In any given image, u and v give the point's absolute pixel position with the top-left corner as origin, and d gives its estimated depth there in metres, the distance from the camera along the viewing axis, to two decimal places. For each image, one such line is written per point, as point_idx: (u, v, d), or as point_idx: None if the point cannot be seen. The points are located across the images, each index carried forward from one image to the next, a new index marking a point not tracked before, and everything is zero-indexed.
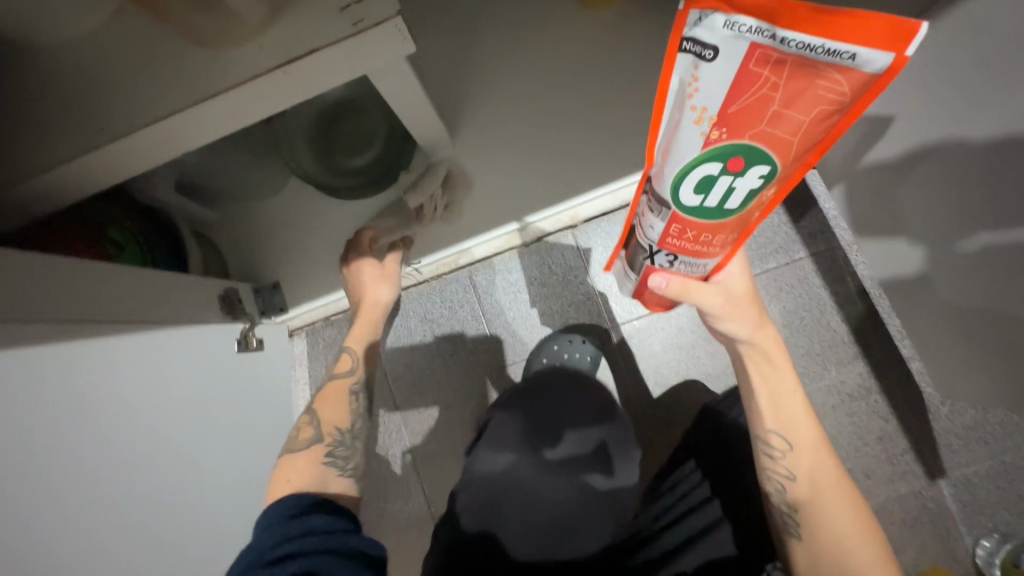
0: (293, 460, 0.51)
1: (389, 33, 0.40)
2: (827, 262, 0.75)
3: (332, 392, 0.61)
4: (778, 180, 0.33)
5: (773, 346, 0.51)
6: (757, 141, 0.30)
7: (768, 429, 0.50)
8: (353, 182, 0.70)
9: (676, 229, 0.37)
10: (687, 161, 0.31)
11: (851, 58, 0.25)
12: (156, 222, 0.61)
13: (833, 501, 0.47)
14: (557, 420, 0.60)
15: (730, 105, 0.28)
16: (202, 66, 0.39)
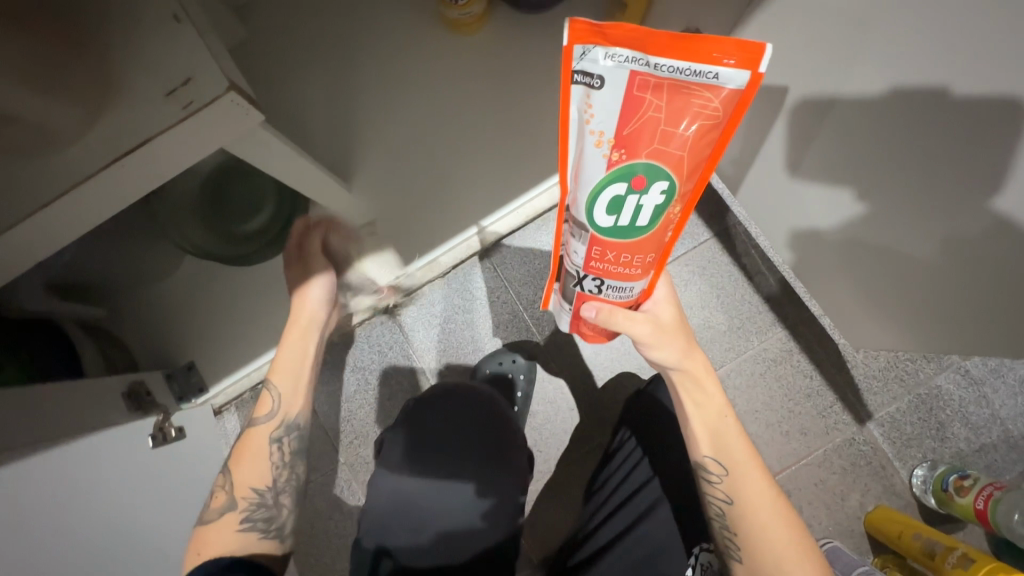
0: (213, 535, 0.45)
1: (227, 109, 0.39)
2: (731, 239, 0.78)
3: (250, 445, 0.51)
4: (681, 198, 0.33)
5: (705, 373, 0.47)
6: (656, 160, 0.31)
7: (704, 453, 0.46)
8: (250, 246, 0.68)
9: (596, 252, 0.36)
10: (595, 185, 0.33)
11: (714, 77, 0.28)
12: (38, 329, 0.57)
13: (774, 538, 0.42)
14: (465, 433, 0.59)
15: (625, 126, 0.30)
16: (28, 175, 0.37)
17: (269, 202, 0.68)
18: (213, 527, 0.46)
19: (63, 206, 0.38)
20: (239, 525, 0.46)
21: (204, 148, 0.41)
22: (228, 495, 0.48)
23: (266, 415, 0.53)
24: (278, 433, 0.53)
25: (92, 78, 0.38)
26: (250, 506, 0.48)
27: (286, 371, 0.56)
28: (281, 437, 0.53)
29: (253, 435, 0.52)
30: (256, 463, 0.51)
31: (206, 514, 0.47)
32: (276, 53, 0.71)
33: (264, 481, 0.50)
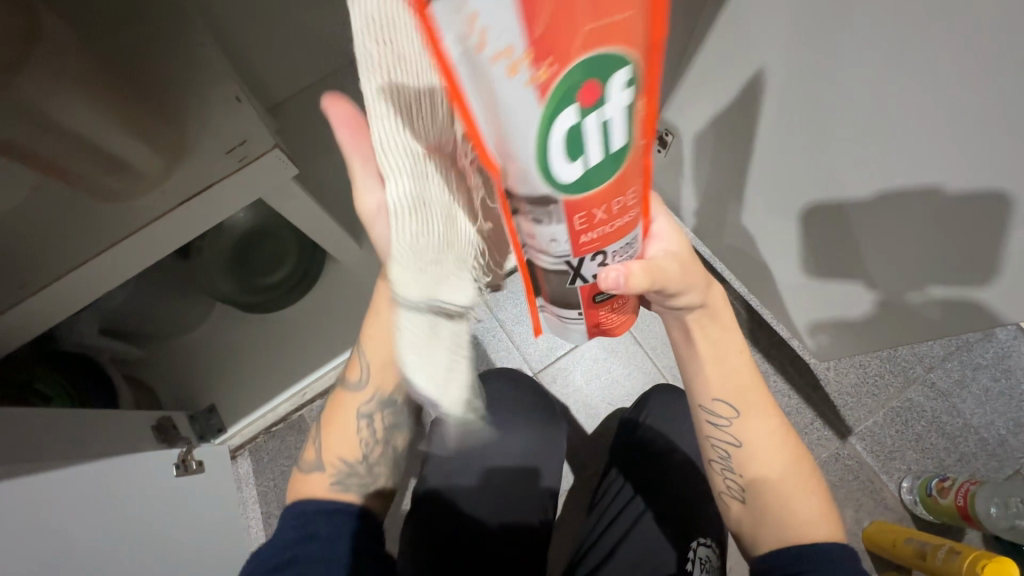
0: (303, 482, 0.50)
1: (268, 162, 0.50)
2: (700, 273, 0.87)
3: (337, 411, 0.51)
4: (653, 79, 0.22)
5: (722, 307, 0.46)
6: (604, 45, 0.18)
7: (713, 397, 0.47)
8: (270, 295, 0.77)
9: (583, 221, 0.26)
10: (536, 134, 0.20)
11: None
12: (83, 365, 0.65)
13: (772, 465, 0.47)
14: (516, 410, 0.64)
15: (536, 14, 0.17)
16: (116, 217, 0.48)
17: (292, 254, 0.78)
18: (307, 481, 0.50)
19: (139, 237, 0.48)
20: (329, 487, 0.49)
21: (249, 196, 0.52)
22: (319, 454, 0.51)
23: (354, 388, 0.49)
24: (368, 407, 0.50)
25: (169, 142, 0.48)
26: (338, 472, 0.50)
27: (380, 348, 0.47)
28: (370, 412, 0.50)
29: (341, 401, 0.50)
30: (346, 434, 0.50)
31: (305, 461, 0.52)
32: (296, 134, 0.84)
33: (355, 453, 0.50)
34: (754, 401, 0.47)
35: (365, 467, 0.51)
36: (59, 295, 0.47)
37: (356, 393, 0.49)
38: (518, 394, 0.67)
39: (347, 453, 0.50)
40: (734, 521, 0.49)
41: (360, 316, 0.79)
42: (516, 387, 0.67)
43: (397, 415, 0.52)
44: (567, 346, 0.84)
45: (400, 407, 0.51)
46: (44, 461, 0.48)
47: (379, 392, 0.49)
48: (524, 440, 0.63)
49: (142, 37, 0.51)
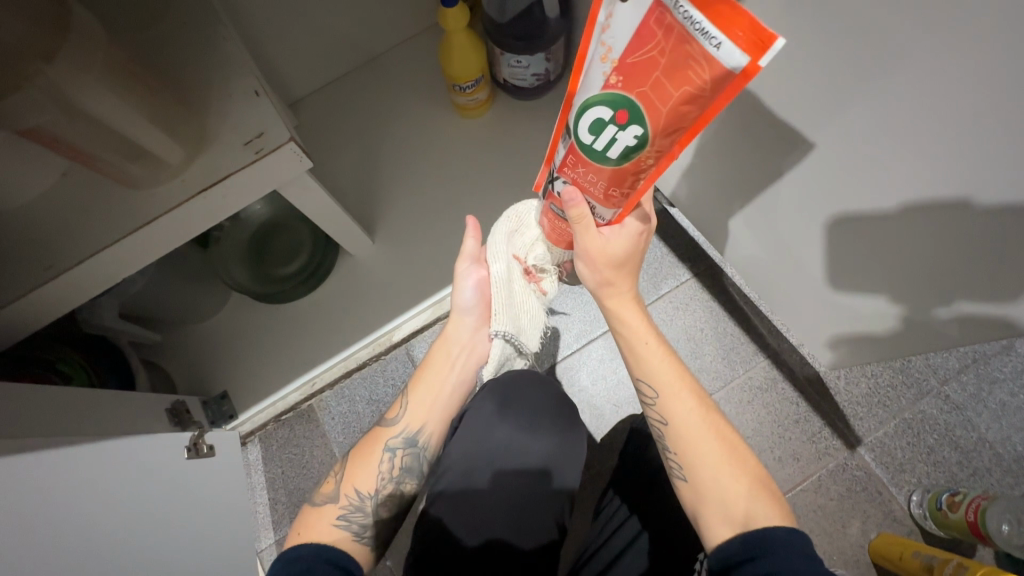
0: (311, 515, 0.53)
1: (282, 155, 0.51)
2: (710, 278, 0.86)
3: (368, 446, 0.58)
4: (655, 150, 0.36)
5: (626, 300, 0.52)
6: (641, 101, 0.34)
7: (638, 378, 0.52)
8: (283, 287, 0.80)
9: (572, 159, 0.41)
10: (589, 95, 0.36)
11: (717, 47, 0.29)
12: (102, 348, 0.67)
13: (702, 444, 0.48)
14: (538, 412, 0.63)
15: (630, 55, 0.33)
16: (138, 202, 0.50)
17: (306, 247, 0.81)
18: (318, 512, 0.53)
19: (159, 224, 0.50)
20: (334, 520, 0.52)
21: (263, 187, 0.53)
22: (336, 487, 0.55)
23: (392, 421, 0.59)
24: (395, 442, 0.58)
25: (193, 132, 0.50)
26: (348, 506, 0.53)
27: (425, 389, 0.61)
28: (394, 447, 0.58)
29: (373, 435, 0.59)
30: (368, 467, 0.57)
31: (319, 495, 0.55)
32: (313, 131, 0.86)
33: (369, 487, 0.55)
34: (670, 381, 0.50)
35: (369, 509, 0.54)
36: (81, 278, 0.49)
37: (390, 427, 0.59)
38: (538, 399, 0.64)
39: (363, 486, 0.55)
40: (685, 502, 0.48)
41: (371, 310, 0.81)
42: (540, 390, 0.65)
43: (411, 466, 0.59)
44: (574, 347, 0.85)
45: (419, 452, 0.59)
46: (59, 436, 0.50)
47: (409, 428, 0.59)
48: (547, 443, 0.61)
49: (166, 33, 0.53)
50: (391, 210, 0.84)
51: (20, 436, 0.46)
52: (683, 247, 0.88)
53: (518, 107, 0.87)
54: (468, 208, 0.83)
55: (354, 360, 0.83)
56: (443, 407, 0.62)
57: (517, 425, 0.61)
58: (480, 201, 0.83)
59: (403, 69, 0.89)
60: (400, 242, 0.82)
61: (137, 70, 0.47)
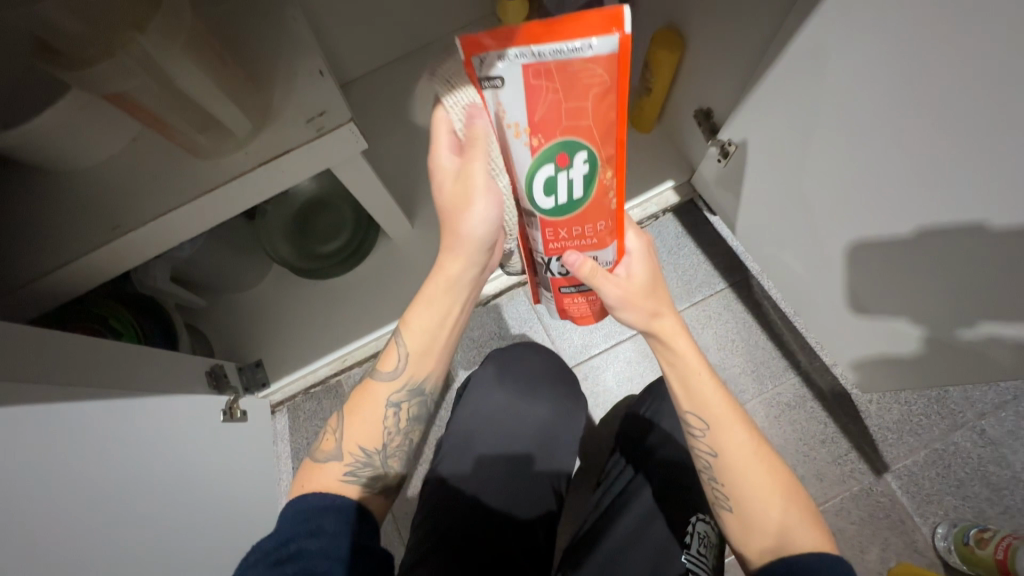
0: (312, 472, 0.49)
1: (341, 136, 0.53)
2: (745, 289, 0.85)
3: (367, 398, 0.53)
4: (608, 163, 0.40)
5: (677, 330, 0.50)
6: (572, 134, 0.37)
7: (684, 410, 0.49)
8: (322, 264, 0.81)
9: (552, 232, 0.45)
10: (529, 168, 0.39)
11: (591, 47, 0.32)
12: (151, 308, 0.69)
13: (751, 476, 0.46)
14: (536, 378, 0.67)
15: (535, 114, 0.36)
16: (203, 169, 0.52)
17: (348, 226, 0.82)
18: (320, 468, 0.49)
19: (217, 193, 0.52)
20: (341, 478, 0.48)
21: (319, 164, 0.55)
22: (339, 444, 0.50)
23: (390, 373, 0.54)
24: (397, 396, 0.54)
25: (257, 107, 0.52)
26: (355, 462, 0.50)
27: (421, 335, 0.54)
28: (398, 402, 0.54)
29: (369, 388, 0.54)
30: (369, 424, 0.52)
31: (318, 452, 0.50)
32: (362, 113, 0.88)
33: (375, 443, 0.51)
34: (722, 411, 0.48)
35: (382, 459, 0.51)
36: (141, 239, 0.51)
37: (388, 381, 0.53)
38: (535, 360, 0.69)
39: (372, 441, 0.51)
40: (732, 534, 0.47)
41: (405, 293, 0.82)
42: (539, 355, 0.70)
43: (416, 413, 0.56)
44: (602, 346, 0.85)
45: (424, 400, 0.56)
46: (109, 388, 0.52)
47: (409, 374, 0.54)
48: (545, 406, 0.65)
49: (238, 9, 0.55)
50: (432, 197, 0.85)
51: (76, 385, 0.48)
52: (721, 256, 0.87)
53: None
54: None
55: (384, 341, 0.85)
56: (445, 351, 0.57)
57: (515, 391, 0.65)
58: None
59: None
60: (438, 229, 0.84)
61: (213, 42, 0.48)
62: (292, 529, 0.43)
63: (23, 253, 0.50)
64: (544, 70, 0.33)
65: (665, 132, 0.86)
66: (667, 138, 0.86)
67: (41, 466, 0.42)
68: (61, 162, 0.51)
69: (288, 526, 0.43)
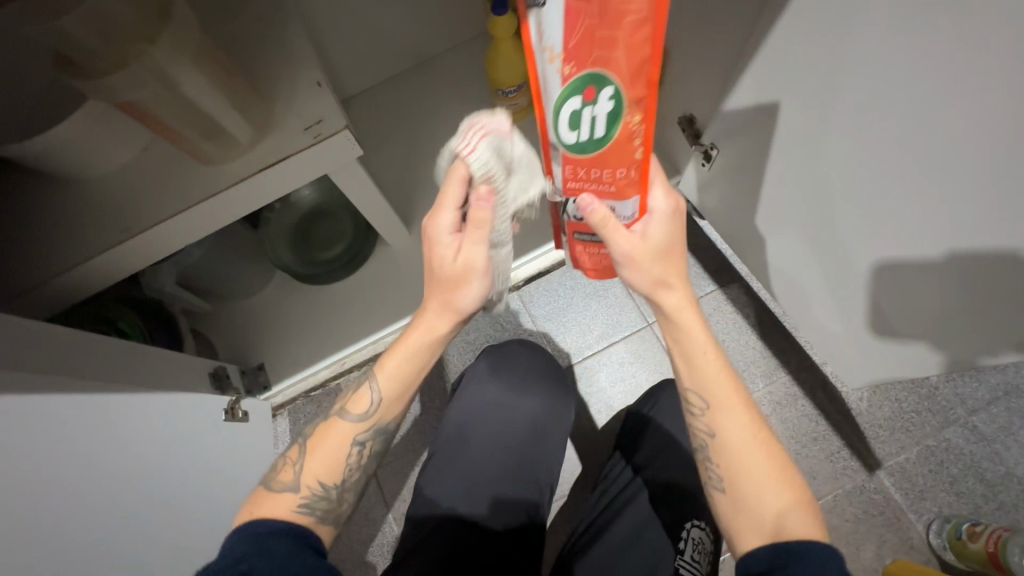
0: (265, 500, 0.47)
1: (339, 141, 0.56)
2: (735, 290, 0.87)
3: (330, 436, 0.51)
4: (635, 105, 0.38)
5: (685, 305, 0.50)
6: (600, 67, 0.35)
7: (686, 387, 0.50)
8: (322, 270, 0.85)
9: (571, 170, 0.44)
10: (556, 98, 0.38)
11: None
12: (156, 312, 0.73)
13: (745, 456, 0.48)
14: (527, 374, 0.68)
15: (569, 40, 0.35)
16: (207, 175, 0.55)
17: (347, 234, 0.85)
18: (274, 497, 0.47)
19: (221, 198, 0.55)
20: (293, 508, 0.47)
21: (318, 169, 0.58)
22: (296, 475, 0.49)
23: (358, 417, 0.52)
24: (363, 436, 0.52)
25: (261, 116, 0.55)
26: (311, 495, 0.48)
27: (393, 382, 0.52)
28: (363, 441, 0.52)
29: (335, 428, 0.52)
30: (331, 458, 0.51)
31: (274, 480, 0.49)
32: (363, 126, 0.92)
33: (334, 478, 0.50)
34: (723, 390, 0.49)
35: (337, 495, 0.50)
36: (148, 241, 0.54)
37: (355, 423, 0.52)
38: (526, 358, 0.71)
39: (332, 477, 0.50)
40: (723, 516, 0.49)
41: (403, 297, 0.85)
42: (529, 353, 0.71)
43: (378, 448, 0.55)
44: (594, 348, 0.87)
45: (388, 437, 0.54)
46: (117, 381, 0.55)
47: (377, 424, 0.52)
48: (535, 402, 0.66)
49: (245, 27, 0.59)
50: (429, 205, 0.88)
51: (88, 376, 0.51)
52: (711, 259, 0.89)
53: None
54: None
55: (383, 343, 0.87)
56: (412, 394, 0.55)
57: (507, 387, 0.67)
58: None
59: (452, 73, 0.94)
60: None
61: (221, 56, 0.52)
62: (237, 550, 0.41)
63: (38, 255, 0.53)
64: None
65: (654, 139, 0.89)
66: (655, 146, 0.89)
67: (46, 451, 0.44)
68: (75, 171, 0.54)
69: (228, 549, 0.42)
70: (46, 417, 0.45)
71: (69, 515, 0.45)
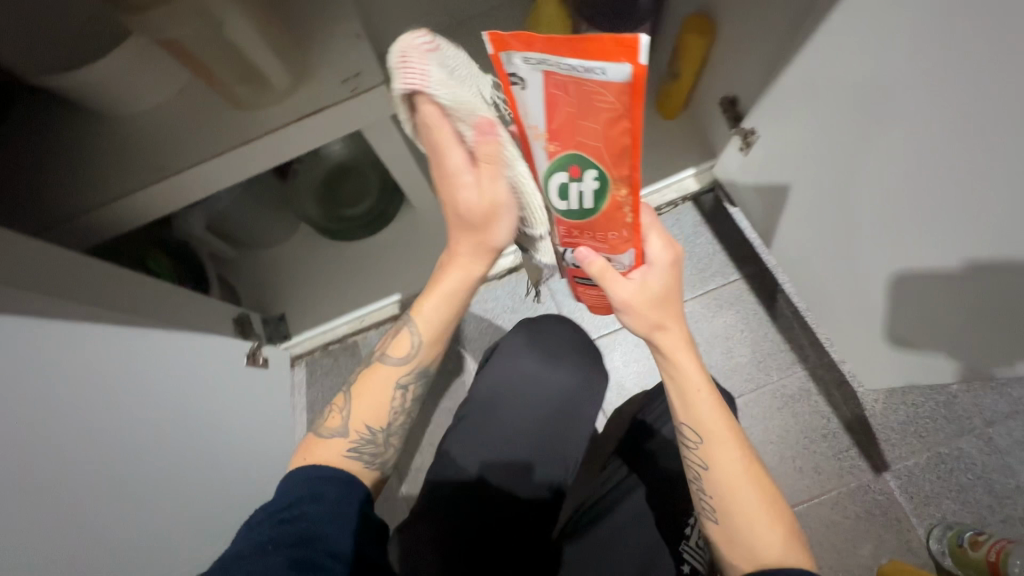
0: (317, 445, 0.50)
1: (374, 98, 0.55)
2: (758, 281, 0.86)
3: (373, 382, 0.55)
4: (621, 181, 0.38)
5: (682, 347, 0.49)
6: (584, 150, 0.36)
7: (680, 422, 0.51)
8: (347, 227, 0.85)
9: (566, 230, 0.46)
10: (545, 168, 0.40)
11: (604, 72, 0.31)
12: (184, 254, 0.74)
13: (737, 491, 0.48)
14: (560, 349, 0.69)
15: (552, 122, 0.36)
16: (240, 121, 0.55)
17: (373, 191, 0.85)
18: (324, 443, 0.50)
19: (254, 146, 0.55)
20: (342, 453, 0.50)
21: (350, 124, 0.58)
22: (344, 422, 0.52)
23: (398, 361, 0.55)
24: (406, 380, 0.56)
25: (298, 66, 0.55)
26: (359, 440, 0.51)
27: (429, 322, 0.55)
28: (406, 385, 0.56)
29: (378, 374, 0.55)
30: (378, 401, 0.54)
31: (323, 427, 0.52)
32: None
33: (380, 422, 0.53)
34: (718, 428, 0.48)
35: (391, 446, 0.54)
36: (180, 184, 0.55)
37: (395, 366, 0.55)
38: (560, 333, 0.72)
39: (384, 413, 0.54)
40: (716, 542, 0.49)
41: (424, 260, 0.85)
42: (567, 329, 0.72)
43: (420, 393, 0.58)
44: (611, 326, 0.86)
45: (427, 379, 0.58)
46: (142, 319, 0.56)
47: (419, 366, 0.56)
48: (569, 376, 0.67)
49: None
50: None
51: (105, 312, 0.52)
52: (738, 247, 0.87)
53: None
54: None
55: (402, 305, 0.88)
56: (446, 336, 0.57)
57: (543, 358, 0.68)
58: None
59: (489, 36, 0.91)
60: None
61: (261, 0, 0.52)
62: (293, 493, 0.44)
63: (74, 189, 0.55)
64: (559, 81, 0.32)
65: (690, 120, 0.87)
66: (691, 127, 0.86)
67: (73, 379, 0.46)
68: (113, 108, 0.55)
69: (288, 491, 0.45)
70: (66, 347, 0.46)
71: (105, 438, 0.47)
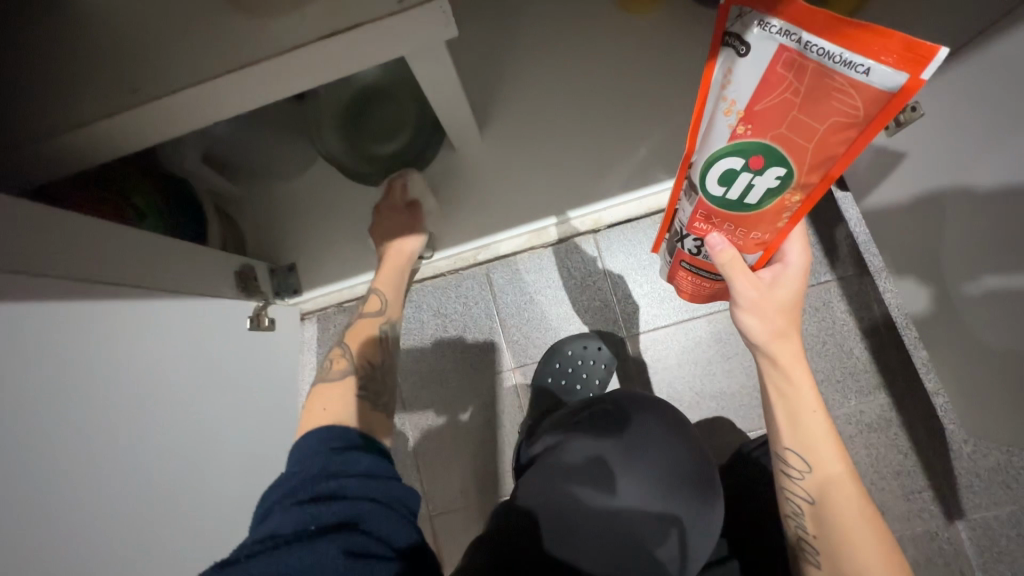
0: (327, 397, 0.49)
1: (429, 17, 0.39)
2: (853, 287, 0.73)
3: (362, 331, 0.59)
4: (802, 188, 0.35)
5: (798, 360, 0.44)
6: (780, 144, 0.32)
7: (783, 446, 0.45)
8: (374, 167, 0.69)
9: (703, 214, 0.41)
10: (718, 149, 0.35)
11: (865, 73, 0.27)
12: (176, 189, 0.61)
13: (849, 531, 0.42)
14: (666, 450, 0.51)
15: (758, 102, 0.31)
16: (243, 32, 0.39)
17: (409, 125, 0.69)
18: (330, 391, 0.50)
19: (261, 70, 0.40)
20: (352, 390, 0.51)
21: (394, 48, 0.42)
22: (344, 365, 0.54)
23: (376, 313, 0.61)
24: (389, 326, 0.62)
25: None
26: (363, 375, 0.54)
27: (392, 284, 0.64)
28: (390, 328, 0.62)
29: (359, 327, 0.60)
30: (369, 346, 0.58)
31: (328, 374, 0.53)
32: None
33: (373, 359, 0.57)
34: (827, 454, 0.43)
35: (374, 413, 0.51)
36: (161, 112, 0.41)
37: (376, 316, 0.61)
38: (667, 431, 0.53)
39: (355, 383, 0.52)
40: None
41: (463, 218, 0.72)
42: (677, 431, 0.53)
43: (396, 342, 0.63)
44: (671, 319, 0.74)
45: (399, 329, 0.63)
46: (118, 283, 0.45)
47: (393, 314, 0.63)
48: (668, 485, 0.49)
49: None
50: (512, 111, 0.72)
51: (72, 279, 0.40)
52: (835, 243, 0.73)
53: (693, 24, 0.72)
54: (604, 132, 0.71)
55: (432, 268, 0.76)
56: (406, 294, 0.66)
57: (641, 455, 0.51)
58: (624, 130, 0.70)
59: None
60: (510, 148, 0.72)
61: None
62: (315, 469, 0.39)
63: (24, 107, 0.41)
64: (793, 64, 0.28)
65: None
66: None
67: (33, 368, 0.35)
68: None
69: (311, 459, 0.40)
70: (17, 327, 0.35)
71: (89, 437, 0.38)
